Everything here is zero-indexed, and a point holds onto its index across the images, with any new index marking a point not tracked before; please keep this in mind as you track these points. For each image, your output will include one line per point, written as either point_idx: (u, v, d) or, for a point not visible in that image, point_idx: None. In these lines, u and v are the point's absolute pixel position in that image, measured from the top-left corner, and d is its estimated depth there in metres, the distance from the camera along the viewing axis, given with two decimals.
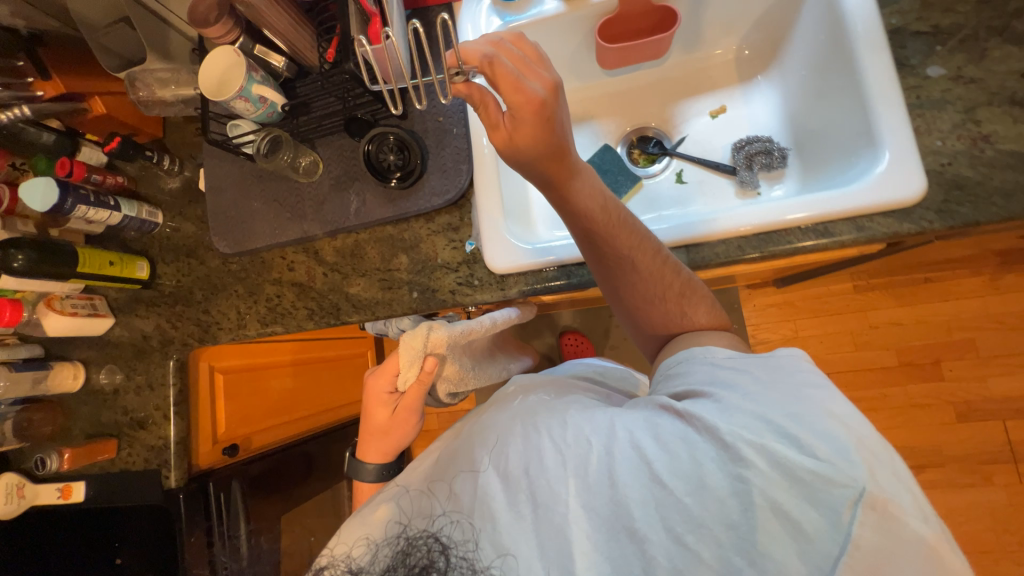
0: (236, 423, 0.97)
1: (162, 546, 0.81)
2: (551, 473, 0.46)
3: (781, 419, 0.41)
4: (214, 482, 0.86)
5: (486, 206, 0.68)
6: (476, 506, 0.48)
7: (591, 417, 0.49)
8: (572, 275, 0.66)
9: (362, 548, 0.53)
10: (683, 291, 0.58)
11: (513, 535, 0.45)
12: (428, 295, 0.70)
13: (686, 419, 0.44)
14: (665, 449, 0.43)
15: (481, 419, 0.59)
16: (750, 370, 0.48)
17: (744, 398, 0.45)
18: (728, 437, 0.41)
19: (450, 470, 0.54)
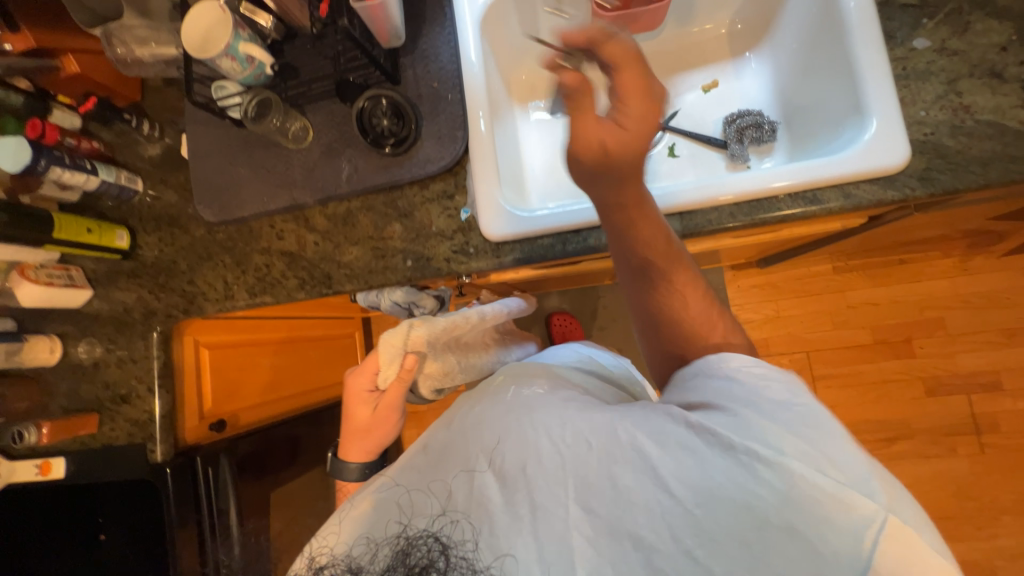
0: (223, 399, 0.95)
1: (149, 522, 0.80)
2: (550, 475, 0.46)
3: (790, 430, 0.43)
4: (200, 456, 0.82)
5: (481, 174, 0.68)
6: (472, 507, 0.46)
7: (588, 415, 0.48)
8: (567, 242, 0.66)
9: (361, 547, 0.48)
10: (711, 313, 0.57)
11: (514, 536, 0.44)
12: (423, 263, 0.69)
13: (697, 428, 0.44)
14: (672, 453, 0.44)
15: (472, 409, 0.55)
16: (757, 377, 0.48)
17: (754, 405, 0.45)
18: (744, 446, 0.42)
19: (443, 467, 0.50)
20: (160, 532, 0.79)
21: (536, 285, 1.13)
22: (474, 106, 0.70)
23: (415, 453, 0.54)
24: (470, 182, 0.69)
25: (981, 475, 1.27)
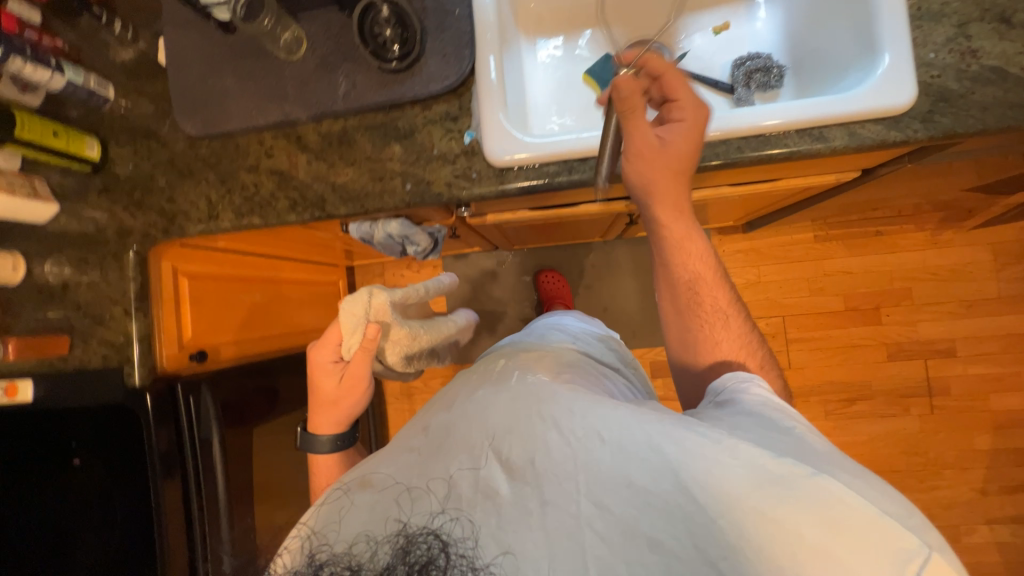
0: (204, 330, 0.92)
1: (131, 449, 0.77)
2: (560, 468, 0.45)
3: (796, 443, 0.44)
4: (181, 384, 0.80)
5: (487, 95, 0.66)
6: (478, 498, 0.44)
7: (596, 408, 0.48)
8: (573, 170, 0.65)
9: (358, 545, 0.43)
10: (724, 317, 0.62)
11: (520, 531, 0.42)
12: (422, 187, 0.67)
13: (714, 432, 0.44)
14: (686, 452, 0.43)
15: (474, 397, 0.55)
16: (764, 400, 0.51)
17: (758, 417, 0.48)
18: (763, 453, 0.42)
19: (445, 454, 0.48)
20: (140, 454, 0.76)
21: (528, 234, 1.13)
22: (483, 26, 0.67)
23: (415, 443, 0.51)
24: (475, 105, 0.67)
25: (929, 432, 1.37)
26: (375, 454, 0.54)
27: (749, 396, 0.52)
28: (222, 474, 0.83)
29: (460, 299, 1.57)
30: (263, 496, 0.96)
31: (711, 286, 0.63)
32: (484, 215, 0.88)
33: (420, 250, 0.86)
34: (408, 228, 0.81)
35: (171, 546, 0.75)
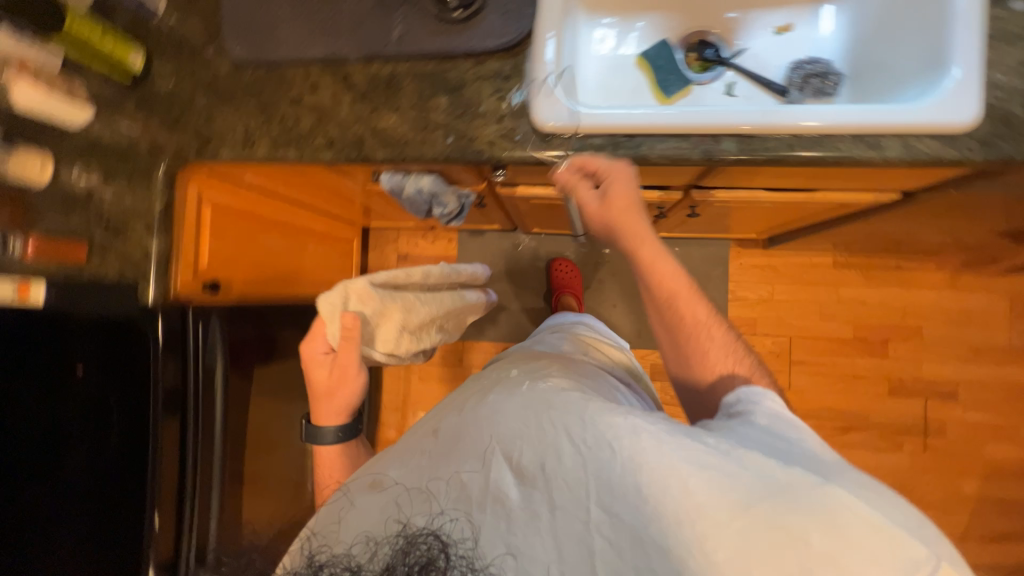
0: (219, 261, 0.92)
1: (131, 364, 0.80)
2: (570, 476, 0.44)
3: (802, 456, 0.44)
4: (192, 310, 0.84)
5: (544, 58, 0.65)
6: (484, 500, 0.44)
7: (610, 415, 0.46)
8: (618, 147, 0.65)
9: (358, 545, 0.44)
10: (705, 331, 0.62)
11: (528, 536, 0.42)
12: (464, 143, 0.66)
13: (721, 447, 0.43)
14: (698, 468, 0.42)
15: (483, 396, 0.54)
16: (769, 409, 0.50)
17: (766, 430, 0.47)
18: (769, 467, 0.42)
19: (454, 455, 0.48)
20: (144, 367, 0.80)
21: (551, 215, 1.13)
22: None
23: (422, 444, 0.51)
24: (530, 67, 0.66)
25: (918, 471, 1.37)
26: (380, 454, 0.54)
27: (755, 413, 0.50)
28: (220, 400, 0.86)
29: None
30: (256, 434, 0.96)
31: (690, 302, 0.63)
32: (514, 186, 0.88)
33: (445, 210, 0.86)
34: (438, 186, 0.81)
35: (163, 461, 0.79)
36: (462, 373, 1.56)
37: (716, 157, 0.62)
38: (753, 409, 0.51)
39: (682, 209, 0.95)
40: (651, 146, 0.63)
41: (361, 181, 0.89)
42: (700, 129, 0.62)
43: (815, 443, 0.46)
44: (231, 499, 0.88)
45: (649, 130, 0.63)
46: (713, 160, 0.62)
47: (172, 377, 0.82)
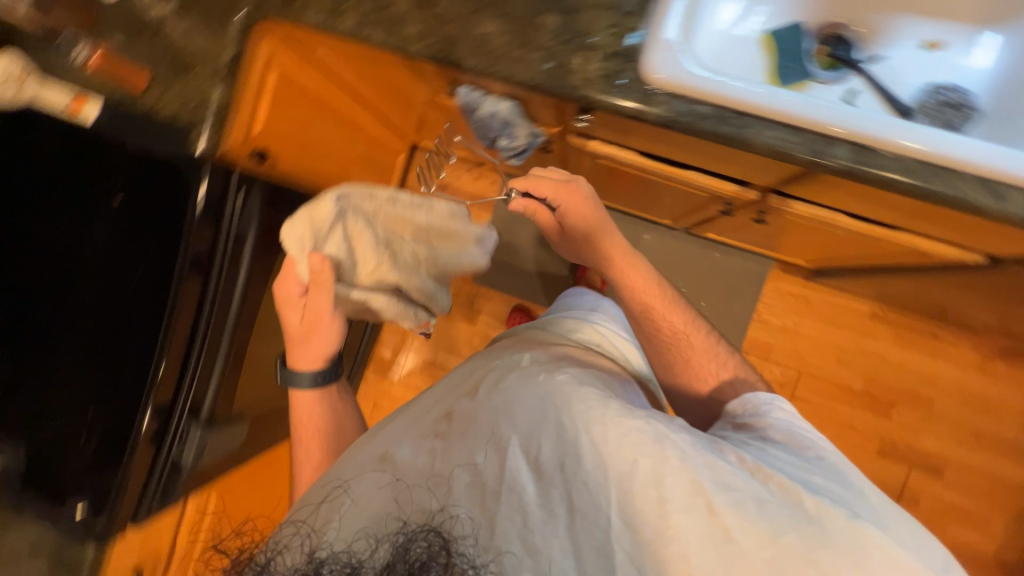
0: (273, 132, 0.89)
1: (168, 214, 0.78)
2: (590, 479, 0.46)
3: (827, 479, 0.50)
4: (237, 173, 0.81)
5: (670, 7, 0.61)
6: (500, 491, 0.45)
7: (631, 420, 0.49)
8: (724, 122, 0.59)
9: (358, 542, 0.42)
10: (678, 335, 0.76)
11: (547, 536, 0.43)
12: (562, 73, 0.61)
13: (753, 468, 0.49)
14: (733, 496, 0.46)
15: (498, 380, 0.55)
16: (787, 428, 0.57)
17: (790, 454, 0.53)
18: (799, 493, 0.48)
19: (468, 439, 0.49)
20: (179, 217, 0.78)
21: (609, 184, 1.08)
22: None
23: (429, 432, 0.52)
24: (654, 13, 0.61)
25: None
26: (380, 435, 0.55)
27: (777, 434, 0.57)
28: (244, 273, 0.85)
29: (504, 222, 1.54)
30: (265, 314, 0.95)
31: (665, 312, 0.77)
32: (587, 138, 0.82)
33: (512, 144, 0.84)
34: (515, 115, 0.77)
35: (179, 314, 0.78)
36: (469, 314, 1.56)
37: (824, 160, 0.57)
38: (774, 429, 0.58)
39: (748, 211, 0.90)
40: (759, 129, 0.58)
41: (435, 89, 0.85)
42: (816, 125, 0.57)
43: (834, 461, 0.53)
44: (232, 369, 0.88)
45: (761, 112, 0.58)
46: (819, 163, 0.57)
47: (206, 238, 0.80)
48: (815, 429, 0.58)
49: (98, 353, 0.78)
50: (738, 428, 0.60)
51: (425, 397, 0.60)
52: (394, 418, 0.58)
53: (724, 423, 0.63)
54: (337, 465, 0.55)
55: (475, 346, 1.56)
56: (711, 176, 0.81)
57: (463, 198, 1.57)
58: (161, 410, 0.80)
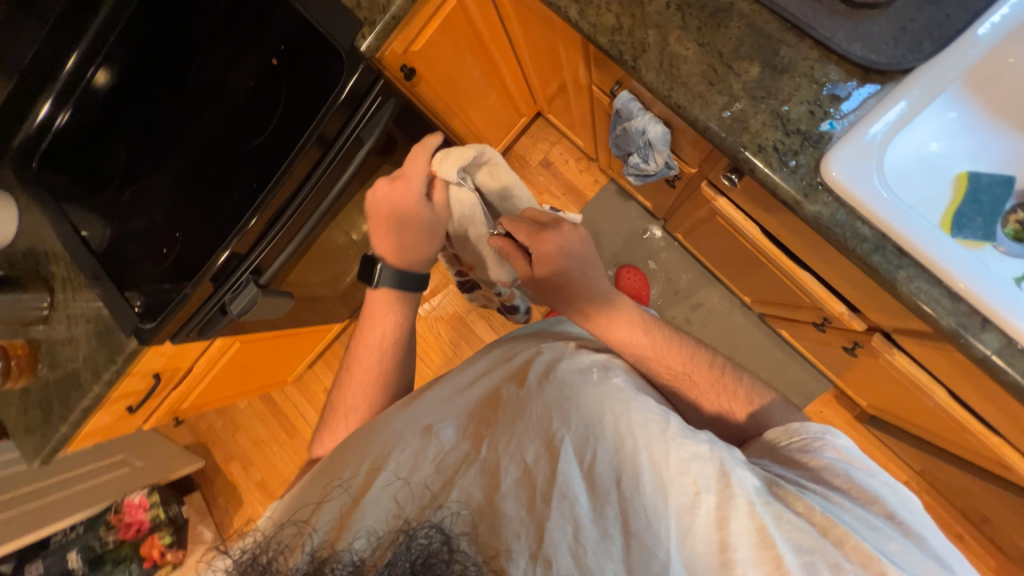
0: (429, 54, 0.91)
1: (314, 96, 0.82)
2: (649, 502, 0.44)
3: (909, 547, 0.44)
4: (382, 82, 0.83)
5: (881, 112, 0.55)
6: (551, 494, 0.43)
7: (694, 443, 0.47)
8: (879, 251, 0.54)
9: (359, 541, 0.40)
10: (677, 373, 0.67)
11: (598, 558, 0.40)
12: (735, 127, 0.57)
13: (823, 524, 0.43)
14: (802, 559, 0.41)
15: (554, 372, 0.55)
16: (846, 473, 0.50)
17: (860, 511, 0.46)
18: (884, 565, 0.40)
19: (518, 429, 0.49)
20: (320, 100, 0.81)
21: (708, 240, 1.03)
22: (958, 56, 0.56)
23: (466, 423, 0.53)
24: (863, 109, 0.56)
25: None
26: (416, 410, 0.57)
27: (838, 481, 0.50)
28: (348, 176, 0.86)
29: (588, 223, 1.50)
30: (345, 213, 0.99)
31: (657, 359, 0.68)
32: (719, 193, 0.78)
33: (643, 166, 0.80)
34: (661, 143, 0.73)
35: (284, 180, 0.81)
36: None
37: (967, 340, 0.51)
38: (830, 474, 0.51)
39: (841, 336, 0.84)
40: (912, 277, 0.53)
41: (596, 79, 0.82)
42: (980, 304, 0.51)
43: (909, 522, 0.46)
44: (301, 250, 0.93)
45: (928, 264, 0.52)
46: (960, 340, 0.52)
47: (337, 123, 0.82)
48: (879, 472, 0.51)
49: (207, 184, 0.87)
50: (789, 468, 0.53)
51: (466, 377, 0.62)
52: (429, 394, 0.60)
53: (767, 456, 0.56)
54: (368, 437, 0.55)
55: (507, 323, 1.58)
56: (822, 287, 0.75)
57: (561, 182, 1.55)
58: (233, 258, 0.85)
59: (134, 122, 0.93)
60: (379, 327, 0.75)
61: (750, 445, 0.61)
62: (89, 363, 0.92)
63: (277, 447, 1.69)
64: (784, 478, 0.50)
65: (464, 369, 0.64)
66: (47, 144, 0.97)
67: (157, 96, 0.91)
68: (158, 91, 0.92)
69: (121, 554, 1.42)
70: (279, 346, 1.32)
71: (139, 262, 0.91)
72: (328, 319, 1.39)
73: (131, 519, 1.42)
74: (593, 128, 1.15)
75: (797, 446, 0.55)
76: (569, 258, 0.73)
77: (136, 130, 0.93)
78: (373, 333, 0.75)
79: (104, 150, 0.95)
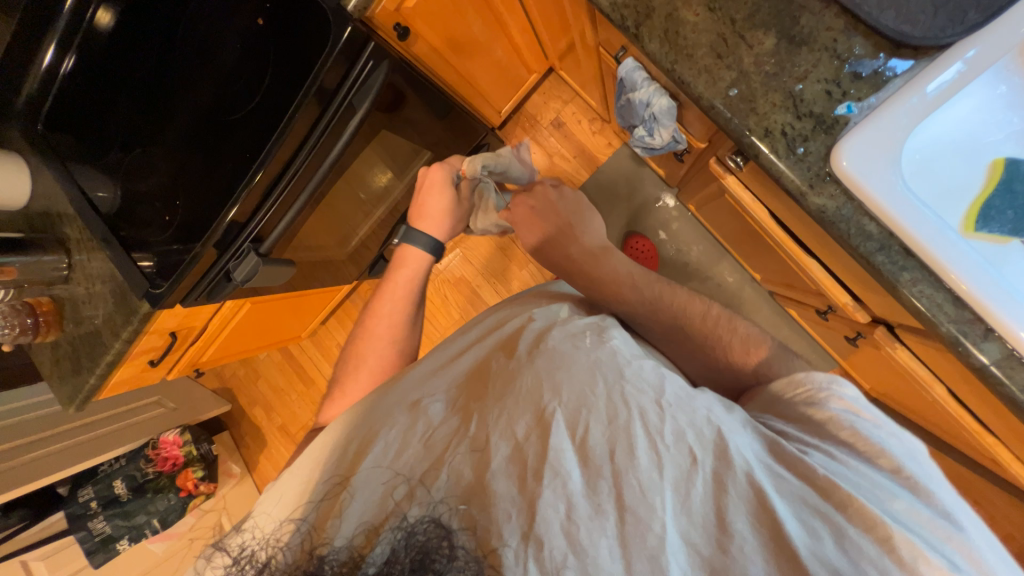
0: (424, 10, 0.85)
1: (305, 60, 0.78)
2: (645, 475, 0.39)
3: (915, 505, 0.38)
4: (374, 44, 0.77)
5: (911, 93, 0.51)
6: (543, 471, 0.39)
7: (692, 412, 0.43)
8: (883, 251, 0.51)
9: (357, 536, 0.36)
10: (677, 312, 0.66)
11: (592, 535, 0.36)
12: (743, 107, 0.54)
13: (824, 488, 0.39)
14: (801, 524, 0.37)
15: (547, 342, 0.50)
16: (851, 425, 0.45)
17: (866, 469, 0.41)
18: (890, 531, 0.36)
19: (507, 402, 0.44)
20: (309, 63, 0.77)
21: (720, 216, 0.98)
22: (1009, 29, 0.52)
23: (455, 396, 0.48)
24: (885, 93, 0.52)
25: None
26: (402, 385, 0.52)
27: (843, 434, 0.44)
28: (348, 137, 0.81)
29: (598, 190, 1.45)
30: (354, 167, 0.94)
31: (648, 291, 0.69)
32: (729, 171, 0.73)
33: (648, 140, 0.76)
34: (667, 117, 0.69)
35: (284, 141, 0.78)
36: (520, 257, 1.56)
37: (965, 349, 0.49)
38: (834, 428, 0.45)
39: (845, 324, 0.81)
40: (916, 280, 0.50)
41: (601, 40, 0.75)
42: (986, 312, 0.48)
43: (918, 477, 0.40)
44: (309, 205, 0.89)
45: (932, 266, 0.50)
46: (959, 348, 0.50)
47: (338, 72, 0.77)
48: (890, 424, 0.45)
49: (204, 148, 0.86)
50: (793, 423, 0.48)
51: (453, 351, 0.57)
52: (416, 368, 0.55)
53: (771, 413, 0.52)
54: (349, 414, 0.50)
55: (513, 288, 1.58)
56: (829, 276, 0.72)
57: (572, 145, 1.48)
58: (232, 228, 0.85)
59: (133, 83, 0.92)
60: (401, 278, 0.80)
61: (757, 395, 0.57)
62: (109, 321, 0.97)
63: (294, 396, 1.79)
64: (786, 437, 0.46)
65: (455, 340, 0.60)
66: (49, 106, 0.98)
67: (152, 56, 0.90)
68: (151, 52, 0.90)
69: (159, 484, 1.54)
70: (289, 305, 1.36)
71: (148, 225, 0.93)
72: (340, 280, 1.40)
73: (167, 454, 1.53)
74: (604, 90, 1.08)
75: (801, 400, 0.50)
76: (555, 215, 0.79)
77: (135, 90, 0.92)
78: (393, 282, 0.80)
79: (105, 113, 0.95)
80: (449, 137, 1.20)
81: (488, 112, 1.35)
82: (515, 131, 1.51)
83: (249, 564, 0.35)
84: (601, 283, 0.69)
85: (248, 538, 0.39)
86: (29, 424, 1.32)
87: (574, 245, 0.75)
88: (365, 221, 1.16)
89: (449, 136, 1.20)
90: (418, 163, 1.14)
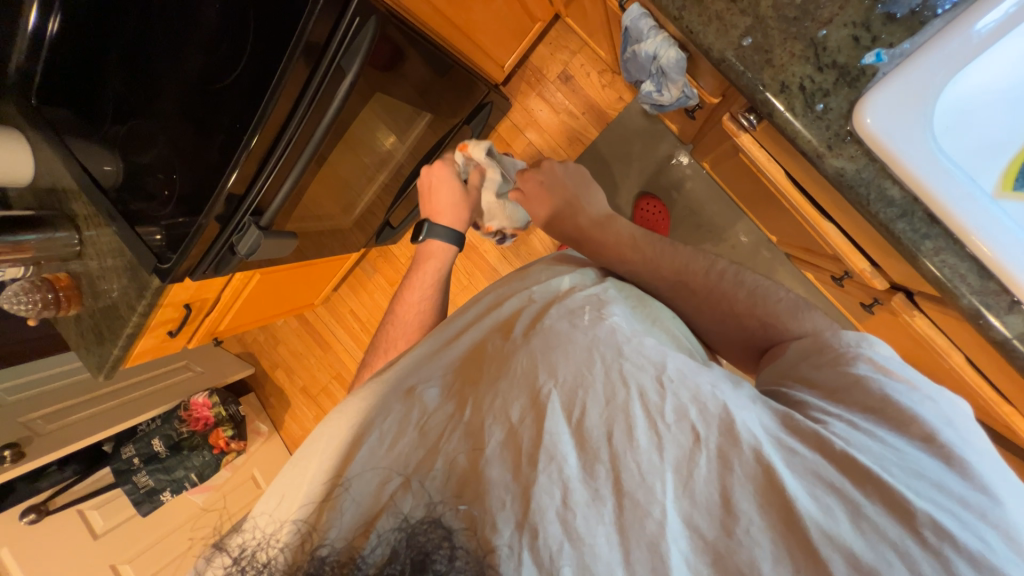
0: None
1: (287, 21, 0.72)
2: (644, 457, 0.38)
3: (943, 478, 0.36)
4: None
5: (943, 43, 0.48)
6: (537, 457, 0.37)
7: (694, 388, 0.41)
8: (908, 218, 0.49)
9: (357, 535, 0.37)
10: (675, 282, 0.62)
11: (590, 522, 0.35)
12: (758, 58, 0.51)
13: (842, 463, 0.37)
14: (815, 501, 0.36)
15: (545, 317, 0.47)
16: (880, 390, 0.42)
17: (892, 440, 0.39)
18: (912, 507, 0.34)
19: (500, 387, 0.42)
20: (291, 21, 0.72)
21: (735, 176, 0.93)
22: None
23: (451, 381, 0.47)
24: (922, 37, 0.49)
25: None
26: (397, 366, 0.51)
27: (871, 400, 0.42)
28: (341, 100, 0.77)
29: (609, 148, 1.38)
30: (355, 131, 0.91)
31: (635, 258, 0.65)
32: (743, 129, 0.67)
33: (656, 97, 0.72)
34: (675, 70, 0.65)
35: (274, 106, 0.75)
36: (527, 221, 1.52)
37: (987, 322, 0.47)
38: (862, 392, 0.43)
39: (862, 290, 0.79)
40: (940, 249, 0.48)
41: None
42: (1010, 281, 0.46)
43: (953, 445, 0.38)
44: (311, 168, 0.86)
45: (959, 233, 0.47)
46: (980, 321, 0.48)
47: (325, 30, 0.71)
48: (926, 385, 0.43)
49: (196, 117, 0.83)
50: (815, 390, 0.46)
51: (453, 327, 0.55)
52: (411, 349, 0.53)
53: (792, 378, 0.49)
54: (344, 402, 0.49)
55: (522, 253, 1.56)
56: (847, 241, 0.68)
57: (580, 100, 1.40)
58: (232, 199, 0.84)
59: (118, 47, 0.88)
60: (428, 268, 0.80)
61: (778, 355, 0.54)
62: (124, 296, 1.00)
63: (313, 360, 1.86)
64: (804, 407, 0.44)
65: (455, 317, 0.57)
66: (42, 78, 0.98)
67: (133, 19, 0.86)
68: (131, 14, 0.86)
69: (194, 442, 1.61)
70: (299, 275, 1.37)
71: (149, 201, 0.92)
72: (350, 247, 1.39)
73: (199, 415, 1.59)
74: (612, 38, 1.00)
75: (826, 360, 0.47)
76: (564, 187, 0.78)
77: (118, 60, 0.89)
78: (415, 275, 0.79)
79: (91, 82, 0.93)
80: (451, 95, 1.14)
81: (490, 68, 1.28)
82: (520, 86, 1.43)
83: (249, 564, 0.36)
84: (608, 254, 0.67)
85: (248, 537, 0.40)
86: (62, 391, 1.44)
87: (584, 226, 0.73)
88: (371, 184, 1.13)
89: (451, 95, 1.14)
90: (422, 122, 1.09)
